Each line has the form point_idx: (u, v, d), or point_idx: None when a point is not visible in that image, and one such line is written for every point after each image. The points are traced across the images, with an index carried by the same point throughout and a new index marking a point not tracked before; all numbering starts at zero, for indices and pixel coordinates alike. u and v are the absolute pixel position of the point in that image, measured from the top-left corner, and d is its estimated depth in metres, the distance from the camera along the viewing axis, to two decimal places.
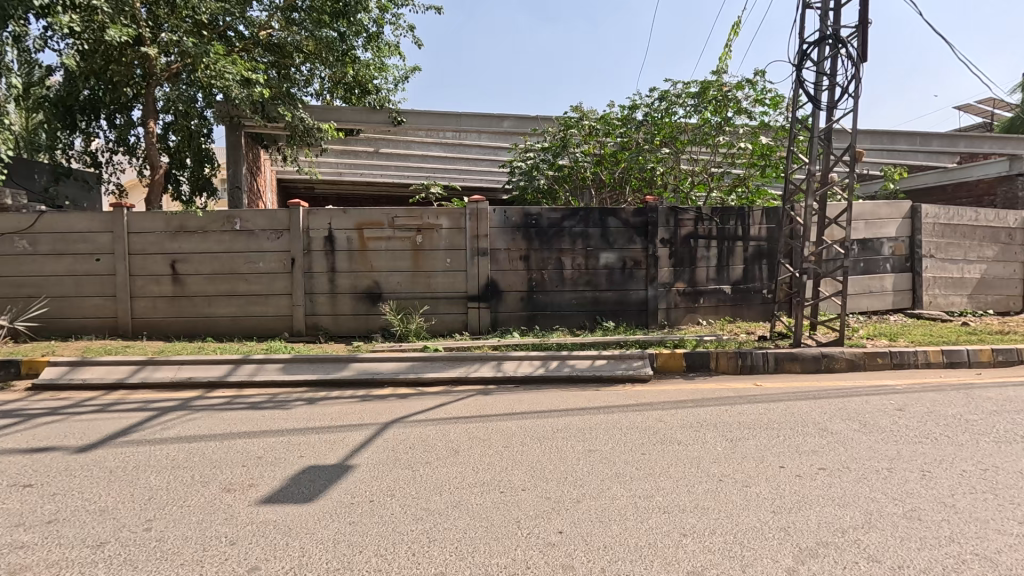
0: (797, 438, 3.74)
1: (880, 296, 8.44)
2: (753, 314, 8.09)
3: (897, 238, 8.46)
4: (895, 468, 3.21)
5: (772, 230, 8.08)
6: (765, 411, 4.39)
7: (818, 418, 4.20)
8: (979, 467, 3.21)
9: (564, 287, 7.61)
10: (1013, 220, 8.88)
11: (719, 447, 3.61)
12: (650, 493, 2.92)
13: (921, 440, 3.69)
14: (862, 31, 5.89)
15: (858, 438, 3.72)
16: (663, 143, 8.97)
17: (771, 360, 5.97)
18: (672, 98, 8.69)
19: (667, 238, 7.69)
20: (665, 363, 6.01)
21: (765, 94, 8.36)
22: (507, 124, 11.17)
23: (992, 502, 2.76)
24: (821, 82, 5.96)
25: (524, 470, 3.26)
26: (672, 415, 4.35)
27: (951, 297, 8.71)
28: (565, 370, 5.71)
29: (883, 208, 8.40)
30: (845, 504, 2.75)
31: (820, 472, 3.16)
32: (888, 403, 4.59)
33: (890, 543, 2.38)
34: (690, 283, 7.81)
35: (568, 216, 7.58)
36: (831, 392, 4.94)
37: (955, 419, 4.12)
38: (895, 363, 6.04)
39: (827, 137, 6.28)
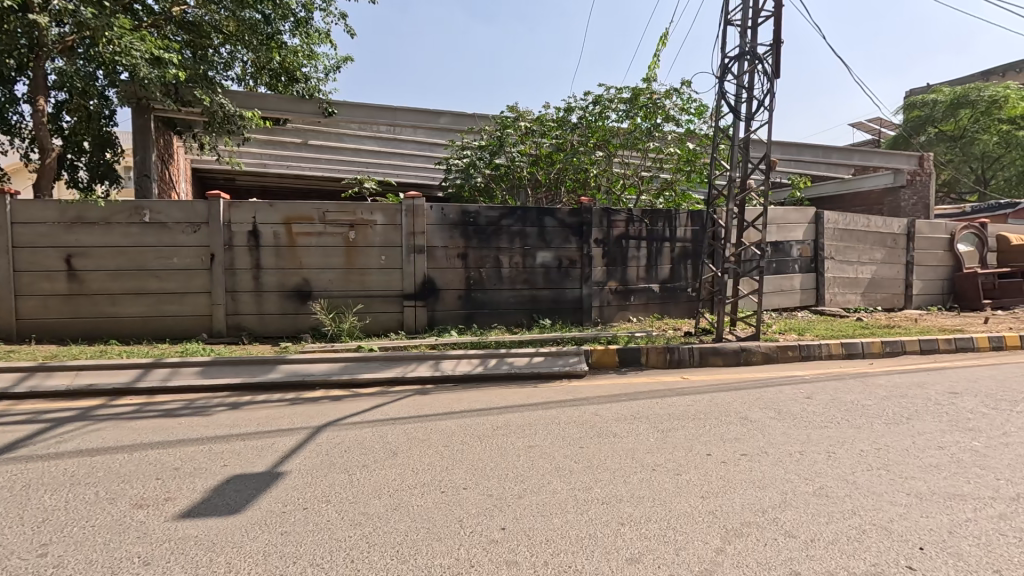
0: (721, 427, 4.00)
1: (789, 294, 9.20)
2: (679, 312, 8.55)
3: (804, 242, 9.25)
4: (805, 451, 3.50)
5: (696, 232, 8.57)
6: (693, 403, 4.65)
7: (738, 408, 4.51)
8: (875, 447, 3.58)
9: (502, 285, 7.64)
10: (898, 227, 10.00)
11: (651, 438, 3.77)
12: (589, 486, 3.00)
13: (827, 424, 4.07)
14: (776, 49, 6.39)
15: (774, 425, 4.04)
16: (596, 146, 9.27)
17: (696, 354, 6.35)
18: (605, 102, 9.02)
19: (601, 238, 7.94)
20: (600, 359, 6.21)
21: (691, 104, 8.85)
22: (444, 120, 11.05)
23: (886, 476, 3.10)
24: (740, 95, 6.39)
25: (465, 469, 3.23)
26: (607, 409, 4.50)
27: (848, 296, 9.67)
28: (504, 367, 5.74)
29: (792, 213, 9.14)
30: (766, 486, 2.96)
31: (742, 457, 3.40)
32: (798, 392, 5.02)
33: (804, 519, 2.59)
34: (622, 282, 8.12)
35: (505, 215, 7.62)
36: (750, 384, 5.32)
37: (854, 405, 4.59)
38: (803, 355, 6.62)
39: (745, 146, 6.75)
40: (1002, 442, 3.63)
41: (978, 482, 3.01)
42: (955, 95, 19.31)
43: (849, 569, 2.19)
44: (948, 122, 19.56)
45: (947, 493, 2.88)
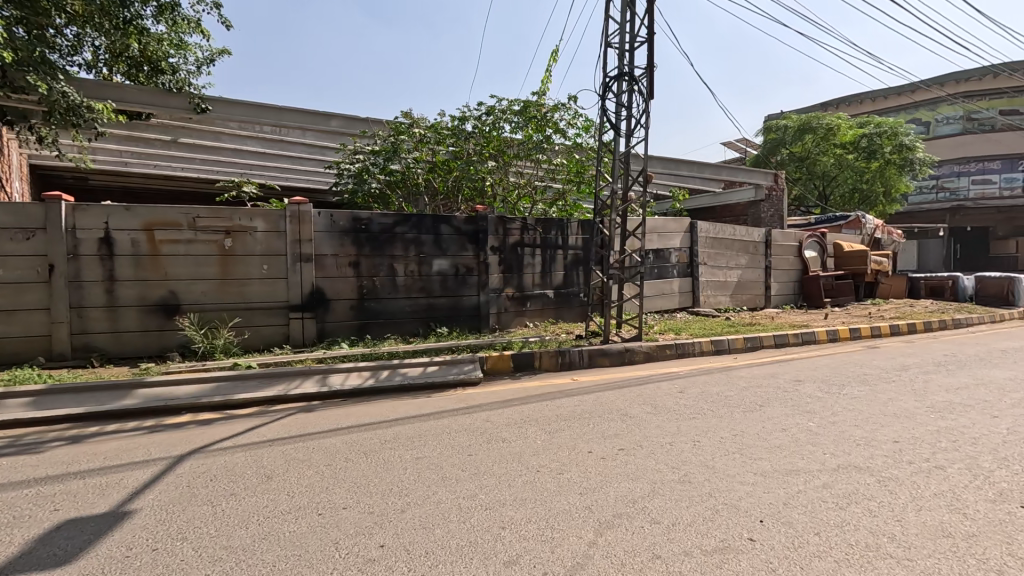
0: (604, 424, 4.23)
1: (669, 296, 10.03)
2: (572, 316, 8.94)
3: (681, 249, 10.14)
4: (674, 441, 3.82)
5: (587, 240, 9.02)
6: (580, 403, 4.88)
7: (620, 405, 4.81)
8: (732, 433, 4.00)
9: (397, 293, 7.47)
10: (758, 235, 11.26)
11: (538, 440, 3.89)
12: (474, 493, 3.02)
13: (695, 415, 4.48)
14: (650, 73, 6.97)
15: (650, 419, 4.37)
16: (491, 156, 9.49)
17: (585, 355, 6.68)
18: (498, 113, 9.37)
19: (497, 246, 8.07)
20: (495, 365, 6.28)
21: (578, 119, 9.34)
22: (335, 124, 10.92)
23: (739, 459, 3.48)
24: (620, 113, 6.88)
25: (347, 487, 3.10)
26: (498, 414, 4.57)
27: (718, 297, 10.75)
28: (397, 379, 5.60)
29: (671, 223, 9.97)
30: (637, 478, 3.18)
31: (620, 452, 3.62)
32: (673, 387, 5.47)
33: (668, 505, 2.82)
34: (518, 288, 8.32)
35: (400, 222, 7.46)
36: (633, 382, 5.71)
37: (719, 396, 5.10)
38: (679, 353, 7.25)
39: (625, 160, 7.27)
40: (831, 421, 4.24)
41: (809, 457, 3.48)
42: (801, 123, 22.28)
43: (702, 546, 2.42)
44: (797, 145, 22.54)
45: (785, 469, 3.29)
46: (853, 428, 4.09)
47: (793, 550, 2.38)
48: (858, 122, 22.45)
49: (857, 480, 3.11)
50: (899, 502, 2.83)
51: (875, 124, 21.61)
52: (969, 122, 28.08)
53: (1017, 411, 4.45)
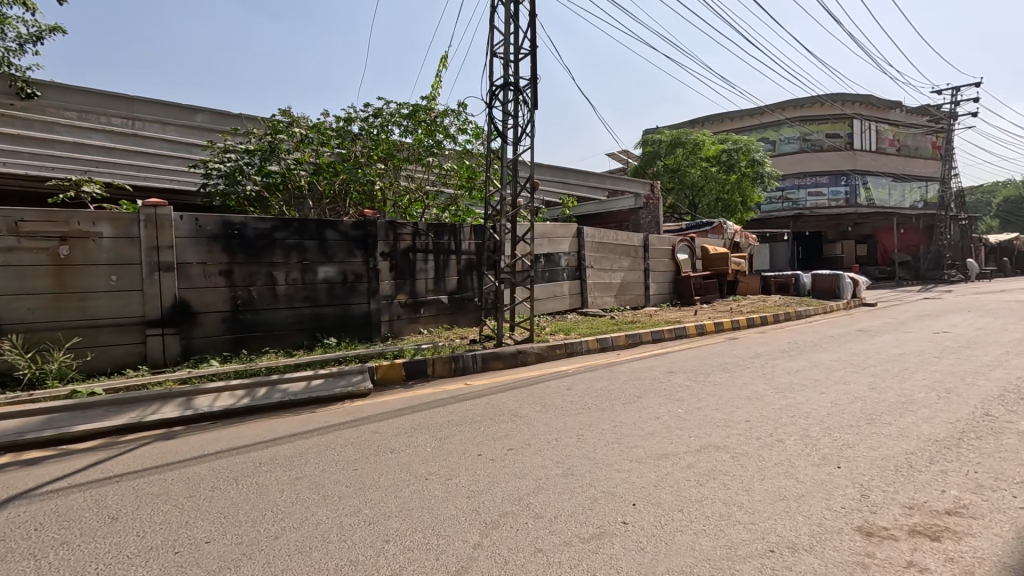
0: (495, 426, 4.30)
1: (560, 298, 10.49)
2: (467, 320, 8.95)
3: (570, 253, 10.65)
4: (560, 437, 3.99)
5: (480, 245, 9.12)
6: (472, 407, 4.90)
7: (511, 406, 4.91)
8: (613, 425, 4.26)
9: (278, 304, 6.95)
10: (638, 240, 12.12)
11: (428, 448, 3.83)
12: (357, 509, 2.89)
13: (581, 410, 4.72)
14: (533, 85, 7.25)
15: (538, 418, 4.51)
16: (380, 159, 9.24)
17: (479, 359, 6.74)
18: (386, 116, 9.21)
19: (387, 251, 7.87)
20: (386, 375, 6.11)
21: (467, 124, 9.44)
22: (200, 119, 10.47)
23: (617, 448, 3.73)
24: (507, 121, 7.05)
25: (211, 519, 2.81)
26: (387, 425, 4.43)
27: (604, 297, 11.45)
28: (277, 396, 5.20)
29: (559, 228, 10.42)
30: (523, 476, 3.27)
31: (508, 452, 3.69)
32: (563, 385, 5.71)
33: (551, 499, 2.93)
34: (411, 295, 8.16)
35: (279, 227, 6.97)
36: (525, 382, 5.87)
37: (602, 390, 5.43)
38: (568, 351, 7.61)
39: (513, 167, 7.45)
40: (696, 407, 4.70)
41: (677, 441, 3.82)
42: (673, 137, 24.85)
43: (581, 535, 2.55)
44: (670, 157, 24.74)
45: (657, 454, 3.57)
46: (714, 411, 4.57)
47: (661, 528, 2.59)
48: (720, 139, 25.26)
49: (716, 458, 3.47)
50: (748, 474, 3.21)
51: (733, 141, 24.55)
52: (803, 142, 32.94)
53: (838, 386, 5.29)
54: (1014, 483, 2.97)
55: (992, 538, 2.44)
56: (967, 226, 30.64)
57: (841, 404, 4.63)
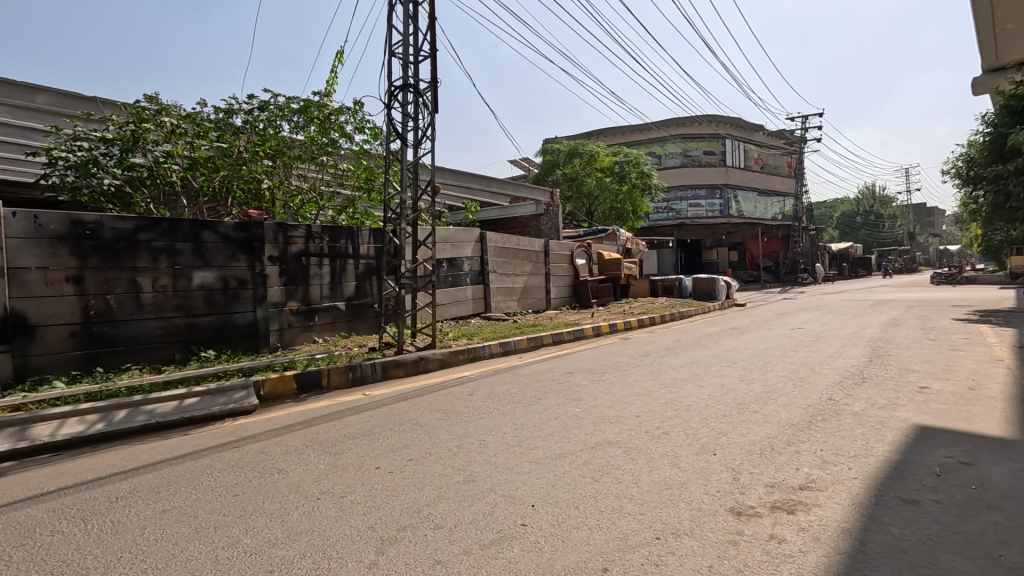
0: (394, 437, 4.15)
1: (463, 303, 10.47)
2: (366, 328, 8.58)
3: (473, 258, 10.67)
4: (461, 443, 3.95)
5: (379, 249, 8.80)
6: (370, 418, 4.69)
7: (412, 415, 4.79)
8: (514, 428, 4.31)
9: (143, 314, 6.14)
10: (539, 245, 12.46)
11: (321, 465, 3.59)
12: (237, 539, 2.63)
13: (483, 415, 4.73)
14: (434, 87, 7.17)
15: (439, 425, 4.44)
16: (267, 156, 8.58)
17: (379, 368, 6.49)
18: (274, 110, 8.59)
19: (275, 255, 7.31)
20: (274, 389, 5.66)
21: (365, 124, 9.10)
22: (42, 101, 8.91)
23: (517, 450, 3.78)
24: (406, 123, 6.90)
25: (49, 570, 2.38)
26: (275, 443, 4.10)
27: (507, 301, 11.63)
28: (140, 419, 4.58)
29: (462, 233, 10.40)
30: (423, 486, 3.19)
31: (408, 463, 3.58)
32: (465, 390, 5.69)
33: (451, 508, 2.88)
34: (303, 302, 7.65)
35: (144, 227, 6.18)
36: (428, 390, 5.76)
37: (503, 394, 5.49)
38: (471, 357, 7.61)
39: (413, 169, 7.29)
40: (592, 405, 4.93)
41: (574, 440, 3.97)
42: (570, 148, 25.90)
43: (480, 541, 2.53)
44: (568, 166, 25.82)
45: (555, 454, 3.68)
46: (608, 409, 4.81)
47: (558, 526, 2.66)
48: (613, 151, 26.82)
49: (609, 454, 3.65)
50: (637, 467, 3.41)
51: (624, 154, 26.29)
52: (685, 158, 36.20)
53: (715, 380, 5.85)
54: (849, 457, 3.47)
55: (834, 507, 2.82)
56: (815, 236, 35.60)
57: (716, 396, 5.12)
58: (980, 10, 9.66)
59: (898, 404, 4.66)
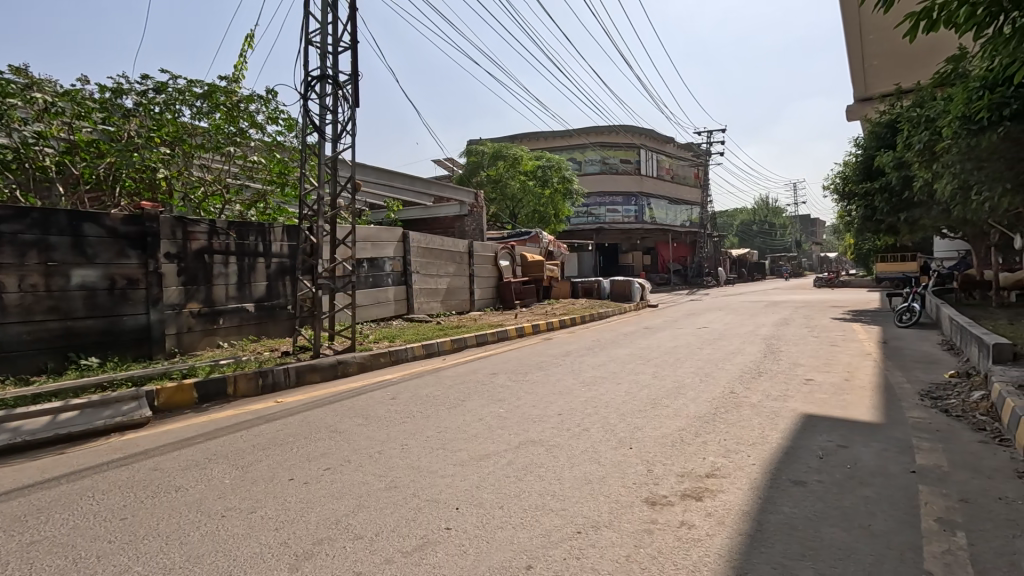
0: (309, 445, 3.93)
1: (385, 305, 10.18)
2: (278, 331, 8.06)
3: (395, 258, 10.41)
4: (383, 449, 3.83)
5: (293, 248, 8.31)
6: (283, 427, 4.42)
7: (330, 421, 4.57)
8: (437, 431, 4.25)
9: (7, 317, 5.34)
10: (463, 246, 12.40)
11: (226, 480, 3.32)
12: (127, 566, 2.36)
13: (405, 419, 4.61)
14: (354, 81, 6.91)
15: (359, 431, 4.27)
16: (164, 143, 7.81)
17: (292, 374, 6.12)
18: (173, 94, 7.84)
19: (173, 252, 6.68)
20: (171, 399, 5.15)
21: (278, 114, 8.57)
22: None
23: (441, 453, 3.73)
24: (324, 116, 6.59)
25: None
26: (172, 458, 3.73)
27: (431, 303, 11.46)
28: (2, 438, 3.97)
29: (383, 232, 10.15)
30: (342, 496, 3.05)
31: (325, 472, 3.41)
32: (386, 394, 5.52)
33: (372, 516, 2.78)
34: (206, 303, 7.05)
35: (7, 218, 5.37)
36: (346, 395, 5.52)
37: (427, 397, 5.40)
38: (393, 360, 7.42)
39: (332, 165, 6.96)
40: (516, 405, 4.98)
41: (498, 440, 3.98)
42: (495, 150, 26.13)
43: (403, 549, 2.47)
44: (492, 168, 25.99)
45: (478, 455, 3.67)
46: (531, 408, 4.88)
47: (482, 527, 2.65)
48: (537, 155, 27.38)
49: (532, 453, 3.71)
50: (559, 464, 3.50)
51: (547, 158, 26.93)
52: (604, 165, 37.80)
53: (631, 377, 6.14)
54: (748, 445, 3.79)
55: (736, 492, 3.06)
56: (718, 242, 38.64)
57: (632, 393, 5.38)
58: (853, 45, 10.98)
59: (788, 395, 5.17)
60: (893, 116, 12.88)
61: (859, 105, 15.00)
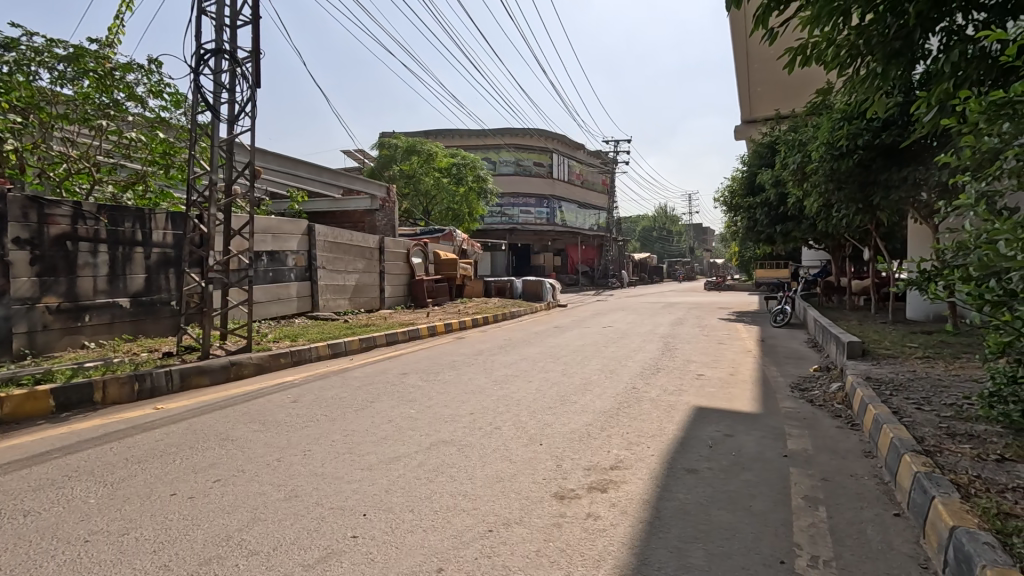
0: (196, 455, 3.57)
1: (286, 302, 9.53)
2: (159, 329, 7.22)
3: (298, 252, 9.78)
4: (282, 456, 3.57)
5: (179, 237, 7.49)
6: (163, 436, 3.97)
7: (220, 428, 4.18)
8: (343, 435, 4.05)
9: None
10: (373, 242, 11.95)
11: (90, 499, 2.91)
12: None
13: (308, 423, 4.35)
14: (256, 59, 6.37)
15: (255, 438, 3.94)
16: (14, 109, 6.68)
17: (175, 377, 5.52)
18: (27, 53, 6.73)
19: (25, 237, 5.73)
20: (19, 410, 4.42)
21: (163, 88, 7.68)
22: None
23: (347, 458, 3.56)
24: (220, 94, 6.01)
25: None
26: (19, 478, 3.19)
27: (337, 300, 10.92)
28: None
29: (285, 224, 9.52)
30: (234, 509, 2.80)
31: (215, 484, 3.11)
32: (286, 397, 5.16)
33: (269, 530, 2.58)
34: (67, 297, 6.13)
35: None
36: (239, 399, 5.09)
37: (332, 399, 5.13)
38: (294, 360, 6.97)
39: (228, 148, 6.36)
40: (427, 405, 4.89)
41: (409, 442, 3.89)
42: (409, 144, 25.50)
43: (305, 562, 2.32)
44: (405, 163, 25.36)
45: (388, 458, 3.56)
46: (443, 408, 4.83)
47: (391, 533, 2.57)
48: (452, 152, 27.19)
49: (444, 453, 3.66)
50: (470, 463, 3.48)
51: (462, 156, 26.85)
52: (518, 167, 38.48)
53: (541, 375, 6.29)
54: (647, 438, 4.04)
55: (637, 482, 3.24)
56: (622, 246, 40.93)
57: (542, 390, 5.51)
58: (741, 71, 12.15)
59: (682, 390, 5.59)
60: (773, 138, 14.43)
61: (746, 126, 16.61)
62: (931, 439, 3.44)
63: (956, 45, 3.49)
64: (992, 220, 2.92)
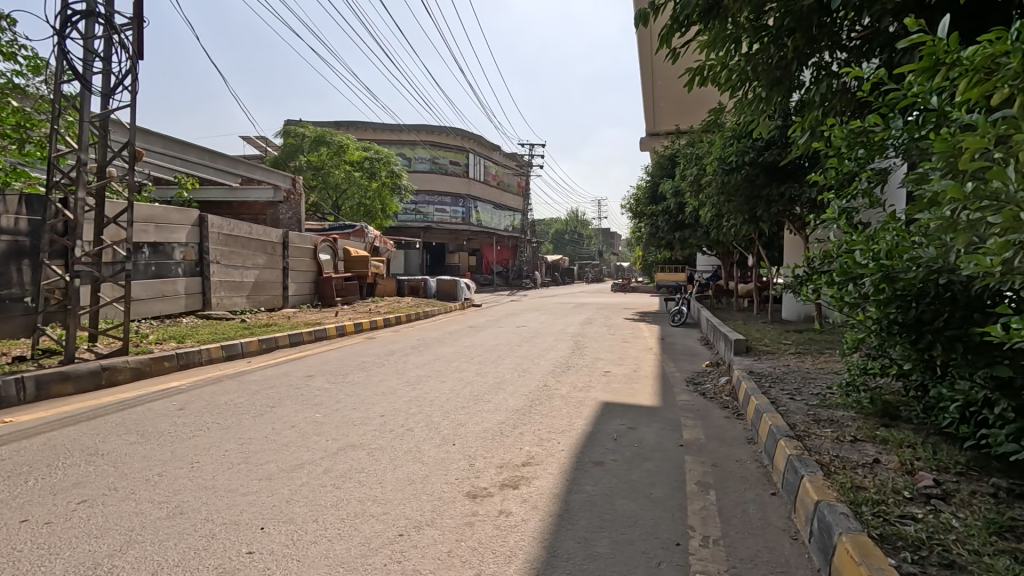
0: (55, 474, 3.11)
1: (171, 299, 8.62)
2: (9, 331, 6.15)
3: (187, 245, 8.89)
4: (166, 470, 3.21)
5: (34, 224, 6.47)
6: (9, 454, 3.40)
7: (87, 442, 3.67)
8: (238, 443, 3.73)
9: None
10: (276, 236, 11.18)
11: None
12: None
13: (196, 432, 3.95)
14: (137, 27, 5.70)
15: (131, 451, 3.51)
16: None
17: (29, 386, 4.76)
18: None
19: None
20: None
21: (17, 50, 6.60)
22: None
23: (242, 468, 3.28)
24: (91, 62, 5.29)
25: None
26: None
27: (233, 298, 10.07)
28: None
29: (172, 213, 8.64)
30: (104, 532, 2.47)
31: (79, 506, 2.72)
32: (170, 405, 4.66)
33: (148, 552, 2.32)
34: None
35: None
36: (112, 408, 4.50)
37: (227, 405, 4.71)
38: (181, 364, 6.32)
39: (102, 125, 5.62)
40: (334, 409, 4.66)
41: (314, 448, 3.68)
42: (318, 134, 24.17)
43: None
44: (313, 154, 24.06)
45: (290, 466, 3.33)
46: (351, 411, 4.62)
47: (292, 545, 2.41)
48: (365, 145, 26.25)
49: (352, 457, 3.51)
50: (380, 467, 3.37)
51: (376, 150, 26.01)
52: (434, 165, 37.95)
53: (455, 375, 6.24)
54: (557, 434, 4.16)
55: (547, 477, 3.33)
56: (536, 248, 41.83)
57: (455, 390, 5.47)
58: (647, 86, 12.99)
59: (590, 387, 5.83)
60: (673, 151, 15.56)
61: (651, 138, 17.77)
62: (801, 424, 3.89)
63: (823, 79, 3.98)
64: (850, 232, 3.43)
